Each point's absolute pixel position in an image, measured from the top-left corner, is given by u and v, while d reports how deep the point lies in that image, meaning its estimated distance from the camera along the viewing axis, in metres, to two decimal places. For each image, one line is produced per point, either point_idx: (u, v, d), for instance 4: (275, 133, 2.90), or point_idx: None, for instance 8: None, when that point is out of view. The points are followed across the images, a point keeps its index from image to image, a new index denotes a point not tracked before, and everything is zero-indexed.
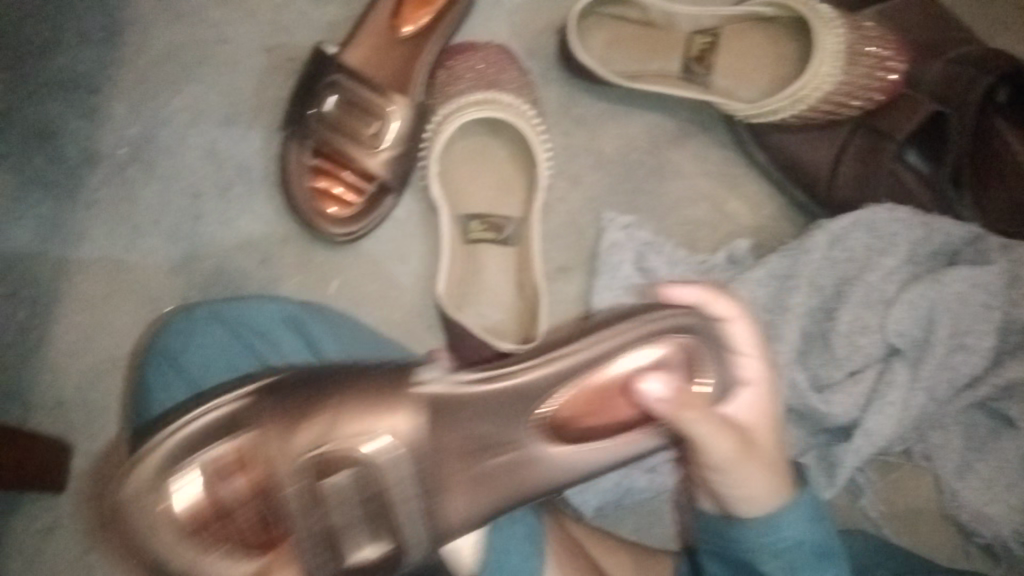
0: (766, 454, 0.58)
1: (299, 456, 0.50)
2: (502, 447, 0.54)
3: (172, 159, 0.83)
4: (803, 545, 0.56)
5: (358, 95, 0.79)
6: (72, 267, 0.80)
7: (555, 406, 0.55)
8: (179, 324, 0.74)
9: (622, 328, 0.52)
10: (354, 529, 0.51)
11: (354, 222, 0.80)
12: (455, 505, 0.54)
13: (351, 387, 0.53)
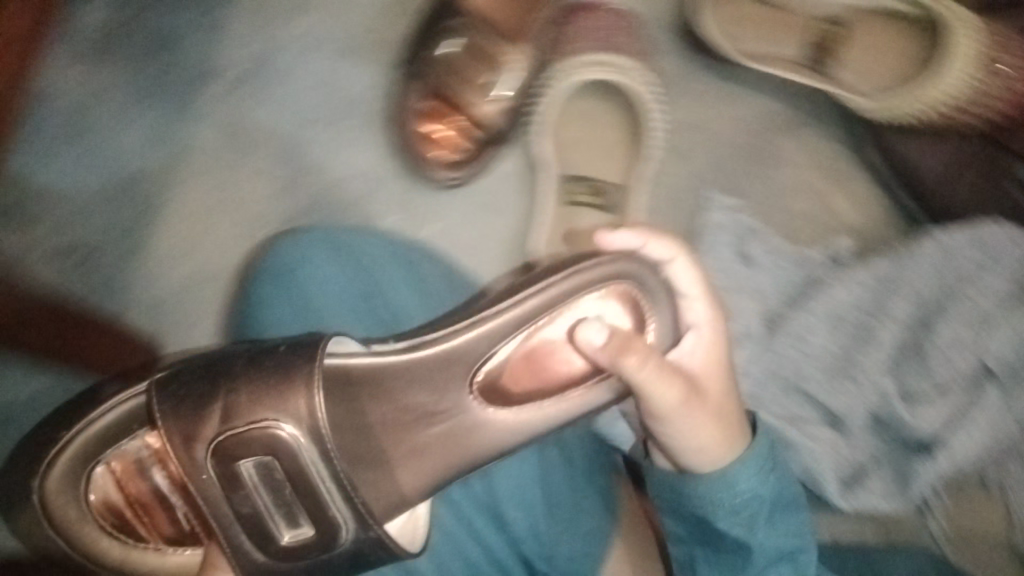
0: (718, 404, 0.59)
1: (201, 448, 0.51)
2: (437, 416, 0.54)
3: (283, 82, 0.83)
4: (760, 497, 0.59)
5: (483, 41, 0.79)
6: (178, 177, 0.81)
7: (492, 367, 0.54)
8: (291, 251, 0.73)
9: (550, 281, 0.52)
10: (270, 514, 0.51)
11: (461, 168, 0.80)
12: (399, 478, 0.54)
13: (251, 376, 0.52)
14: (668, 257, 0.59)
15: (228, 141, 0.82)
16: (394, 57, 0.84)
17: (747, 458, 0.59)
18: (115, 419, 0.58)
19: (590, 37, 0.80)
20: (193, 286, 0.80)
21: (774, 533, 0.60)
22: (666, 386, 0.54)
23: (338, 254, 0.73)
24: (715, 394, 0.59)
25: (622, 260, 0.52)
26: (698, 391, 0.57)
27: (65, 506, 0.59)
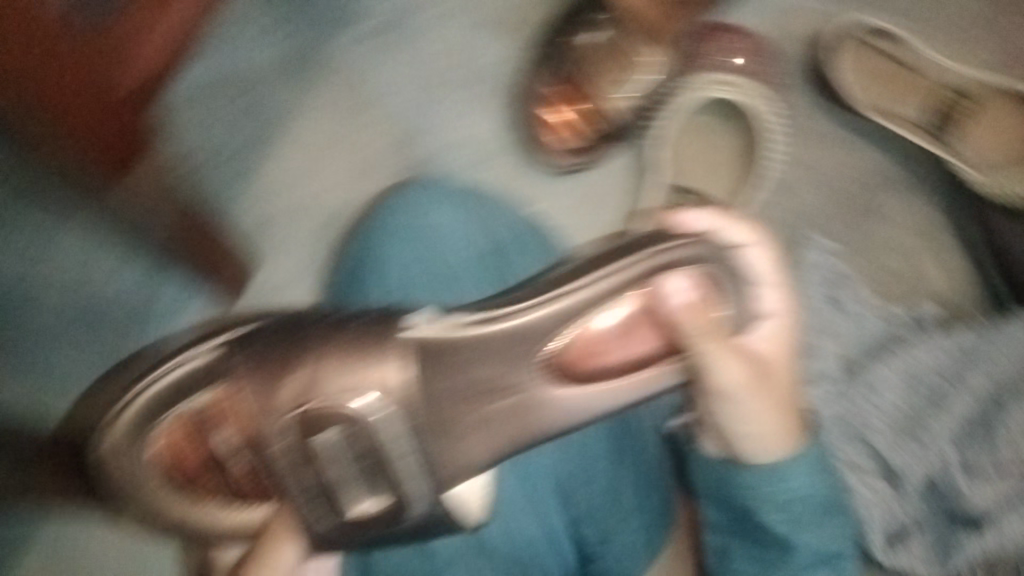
0: (782, 395, 0.58)
1: (280, 411, 0.53)
2: (507, 387, 0.54)
3: (418, 42, 0.84)
4: (811, 496, 0.59)
5: (617, 41, 0.82)
6: (300, 110, 0.82)
7: (566, 341, 0.54)
8: (408, 212, 0.74)
9: (623, 264, 0.52)
10: (350, 484, 0.52)
11: (574, 156, 0.82)
12: (469, 444, 0.54)
13: (332, 338, 0.53)
14: (742, 243, 0.57)
15: (357, 86, 0.83)
16: (534, 39, 0.85)
17: (803, 455, 0.59)
18: (178, 378, 0.57)
19: (721, 53, 0.80)
20: (299, 220, 0.81)
21: (817, 535, 0.59)
22: (731, 368, 0.55)
23: (454, 222, 0.74)
24: (781, 384, 0.59)
25: (698, 245, 0.53)
26: (764, 379, 0.57)
27: (126, 460, 0.58)
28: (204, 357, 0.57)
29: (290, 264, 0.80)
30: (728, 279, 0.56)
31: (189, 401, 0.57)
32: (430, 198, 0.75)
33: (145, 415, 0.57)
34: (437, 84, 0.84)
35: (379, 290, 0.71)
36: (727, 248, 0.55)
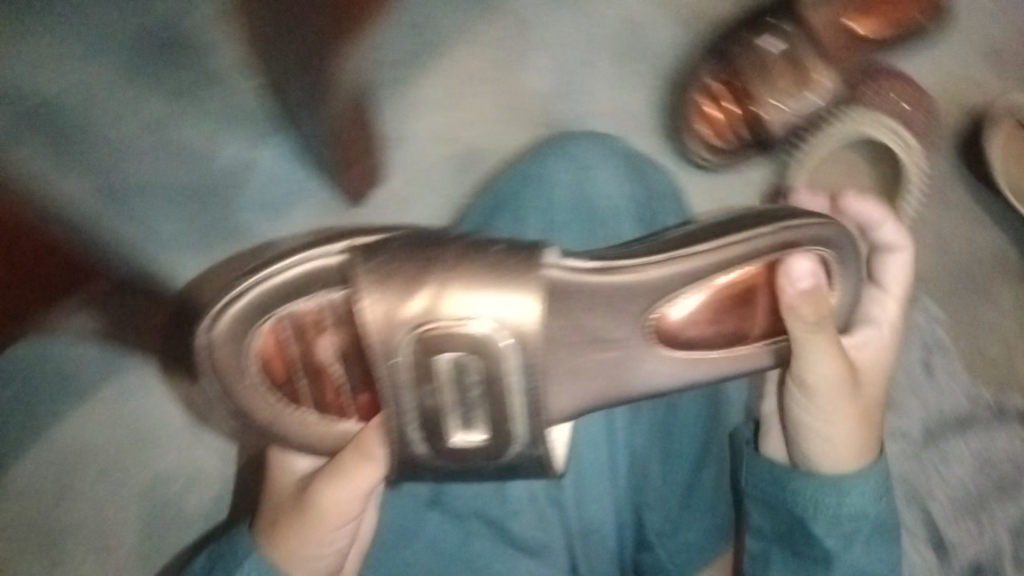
0: (863, 405, 0.58)
1: (404, 327, 0.49)
2: (614, 341, 0.52)
3: (591, 6, 0.82)
4: (868, 515, 0.58)
5: (797, 51, 0.78)
6: (453, 39, 0.80)
7: (685, 305, 0.53)
8: (570, 157, 0.72)
9: (755, 231, 0.53)
10: (454, 411, 0.50)
11: (720, 153, 0.80)
12: (569, 390, 0.53)
13: (470, 260, 0.49)
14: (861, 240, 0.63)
15: (522, 30, 0.81)
16: (707, 30, 0.82)
17: (869, 473, 0.58)
18: (303, 271, 0.51)
19: (887, 98, 0.79)
20: (435, 144, 0.79)
21: (863, 557, 0.58)
22: (830, 367, 0.55)
23: (616, 180, 0.71)
24: (865, 395, 0.59)
25: (832, 227, 0.54)
26: (852, 388, 0.57)
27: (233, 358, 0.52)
28: (324, 255, 0.51)
29: (412, 183, 0.79)
30: (850, 265, 0.56)
31: (298, 300, 0.51)
32: (597, 148, 0.72)
33: (254, 312, 0.51)
34: (599, 53, 0.82)
35: (525, 227, 0.70)
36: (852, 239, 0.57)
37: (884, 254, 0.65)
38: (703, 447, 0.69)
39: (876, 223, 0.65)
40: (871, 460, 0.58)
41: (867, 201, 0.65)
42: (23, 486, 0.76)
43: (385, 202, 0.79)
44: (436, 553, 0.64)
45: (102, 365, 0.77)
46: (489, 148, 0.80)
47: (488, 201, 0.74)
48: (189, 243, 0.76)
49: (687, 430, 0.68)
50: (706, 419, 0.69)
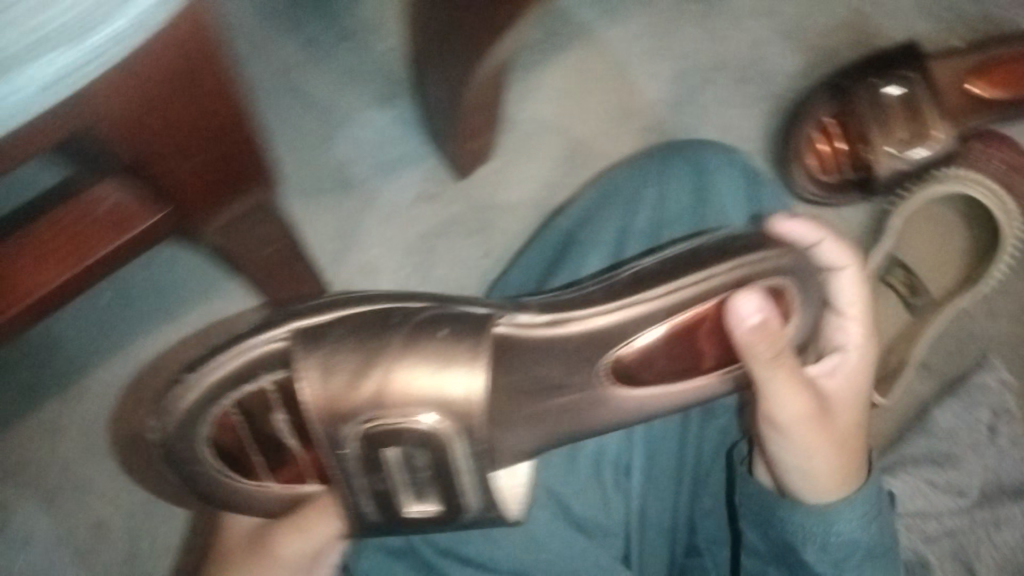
0: (840, 434, 0.56)
1: (354, 422, 0.49)
2: (567, 388, 0.52)
3: (721, 24, 0.84)
4: (863, 542, 0.56)
5: (919, 103, 0.79)
6: (587, 35, 0.81)
7: (632, 349, 0.52)
8: (685, 170, 0.72)
9: (711, 269, 0.50)
10: (402, 490, 0.52)
11: (821, 187, 0.81)
12: (516, 438, 0.53)
13: (414, 347, 0.50)
14: (837, 264, 0.58)
15: (650, 36, 0.82)
16: (825, 68, 0.84)
17: (862, 497, 0.56)
18: (243, 363, 0.49)
19: (991, 166, 0.81)
20: (541, 133, 0.80)
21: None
22: (800, 408, 0.53)
23: (732, 188, 0.71)
24: (840, 423, 0.57)
25: (792, 256, 0.51)
26: (825, 416, 0.55)
27: (190, 449, 0.51)
28: (265, 343, 0.49)
29: (518, 164, 0.79)
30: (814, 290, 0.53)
31: (240, 392, 0.49)
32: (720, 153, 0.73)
33: (202, 406, 0.49)
34: (716, 70, 0.83)
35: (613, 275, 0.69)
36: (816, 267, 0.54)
37: (835, 274, 0.58)
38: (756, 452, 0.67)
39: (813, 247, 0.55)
40: (859, 485, 0.57)
41: (796, 221, 0.55)
42: (72, 406, 0.73)
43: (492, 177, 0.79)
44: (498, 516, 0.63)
45: (174, 297, 0.75)
46: (595, 144, 0.80)
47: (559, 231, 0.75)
48: (297, 192, 0.77)
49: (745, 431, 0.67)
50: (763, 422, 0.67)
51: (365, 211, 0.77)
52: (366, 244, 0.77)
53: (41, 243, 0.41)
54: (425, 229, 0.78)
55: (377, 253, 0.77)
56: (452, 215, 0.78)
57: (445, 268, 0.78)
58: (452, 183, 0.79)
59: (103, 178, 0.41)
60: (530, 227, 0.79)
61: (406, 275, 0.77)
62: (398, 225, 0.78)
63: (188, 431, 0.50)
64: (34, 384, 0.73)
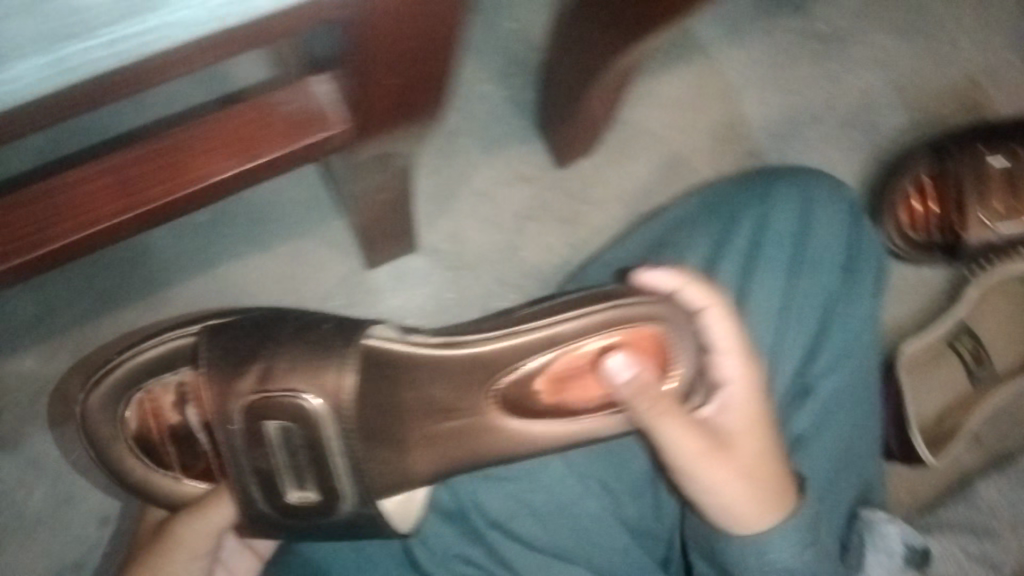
0: (745, 463, 0.55)
1: (238, 399, 0.53)
2: (458, 411, 0.55)
3: (840, 68, 0.85)
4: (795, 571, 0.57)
5: (1020, 180, 0.81)
6: (710, 54, 0.83)
7: (515, 381, 0.55)
8: (787, 201, 0.69)
9: (576, 315, 0.53)
10: (284, 475, 0.54)
11: (908, 243, 0.81)
12: (412, 458, 0.56)
13: (295, 339, 0.54)
14: (701, 306, 0.57)
15: (768, 66, 0.83)
16: (931, 130, 0.85)
17: (800, 525, 0.57)
18: (155, 354, 0.58)
19: None
20: (644, 140, 0.81)
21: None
22: (686, 445, 0.54)
23: (836, 229, 0.69)
24: (743, 451, 0.56)
25: (661, 304, 0.54)
26: (726, 448, 0.56)
27: (106, 424, 0.59)
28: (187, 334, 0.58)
29: (621, 168, 0.80)
30: (689, 339, 0.55)
31: (163, 376, 0.58)
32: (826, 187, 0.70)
33: (130, 380, 0.58)
34: (825, 109, 0.84)
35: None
36: (690, 316, 0.56)
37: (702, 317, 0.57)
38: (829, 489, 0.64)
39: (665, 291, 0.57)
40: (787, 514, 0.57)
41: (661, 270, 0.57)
42: (147, 311, 0.73)
43: (593, 174, 0.80)
44: (540, 489, 0.63)
45: (267, 226, 0.76)
46: (696, 160, 0.81)
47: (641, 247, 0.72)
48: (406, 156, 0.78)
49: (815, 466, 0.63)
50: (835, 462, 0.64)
51: (463, 179, 0.79)
52: (459, 213, 0.78)
53: (218, 136, 0.43)
54: (517, 209, 0.79)
55: (468, 222, 0.78)
56: (545, 200, 0.79)
57: (531, 252, 0.79)
58: (552, 170, 0.80)
59: (293, 87, 0.43)
60: (618, 227, 0.80)
61: (491, 249, 0.79)
62: (493, 200, 0.79)
63: (109, 410, 0.59)
64: (115, 283, 0.73)
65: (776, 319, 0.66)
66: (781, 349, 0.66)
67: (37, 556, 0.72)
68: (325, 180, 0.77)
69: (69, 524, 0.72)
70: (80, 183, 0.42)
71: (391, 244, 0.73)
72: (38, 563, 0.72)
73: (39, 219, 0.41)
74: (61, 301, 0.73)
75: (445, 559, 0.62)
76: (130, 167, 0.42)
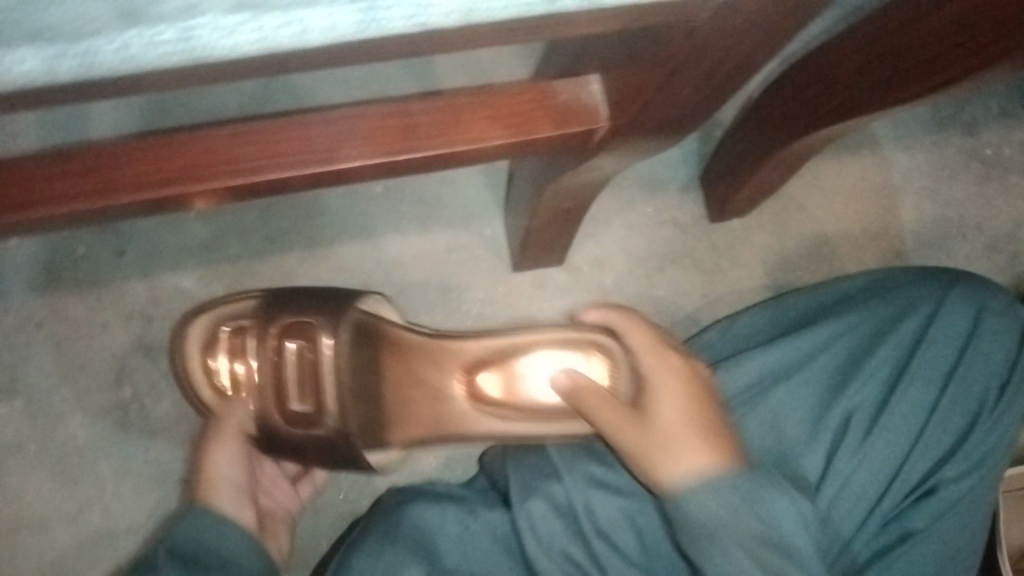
0: (669, 427, 0.57)
1: (273, 332, 0.62)
2: (435, 390, 0.63)
3: (998, 193, 0.87)
4: (722, 527, 0.52)
5: None
6: (877, 152, 0.86)
7: (491, 376, 0.64)
8: (954, 312, 0.67)
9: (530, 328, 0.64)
10: (292, 392, 0.62)
11: None
12: (398, 424, 0.63)
13: (315, 295, 0.63)
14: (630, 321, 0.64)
15: (930, 175, 0.86)
16: None
17: (741, 483, 0.53)
18: (226, 307, 0.65)
19: None
20: (796, 215, 0.84)
21: (736, 561, 0.51)
22: (613, 414, 0.58)
23: (1003, 340, 0.66)
24: (669, 420, 0.57)
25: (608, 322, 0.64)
26: (654, 417, 0.58)
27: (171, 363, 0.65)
28: (230, 304, 0.66)
29: (769, 236, 0.83)
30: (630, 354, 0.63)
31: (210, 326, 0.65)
32: (1004, 308, 0.67)
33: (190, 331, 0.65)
34: (976, 230, 0.86)
35: (818, 437, 0.64)
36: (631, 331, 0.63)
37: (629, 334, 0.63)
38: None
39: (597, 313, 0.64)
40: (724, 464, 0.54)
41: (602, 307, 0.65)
42: (307, 261, 0.78)
43: (740, 235, 0.83)
44: (636, 499, 0.62)
45: (431, 211, 0.80)
46: (844, 247, 0.84)
47: (773, 326, 0.73)
48: None
49: (918, 571, 0.62)
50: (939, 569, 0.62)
51: (618, 211, 0.82)
52: (606, 241, 0.82)
53: (498, 106, 0.46)
54: (662, 251, 0.82)
55: (613, 252, 0.82)
56: (690, 249, 0.83)
57: (666, 294, 0.82)
58: (703, 222, 0.83)
59: (575, 79, 0.46)
60: (754, 290, 0.83)
61: (631, 282, 0.81)
62: (642, 236, 0.82)
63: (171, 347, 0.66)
64: (284, 228, 0.79)
65: (884, 407, 0.65)
66: (919, 450, 0.64)
67: (151, 460, 0.76)
68: (495, 181, 0.81)
69: (184, 440, 0.76)
70: (370, 119, 0.45)
71: (546, 255, 0.77)
72: (150, 466, 0.76)
73: (281, 150, 0.45)
74: (233, 233, 0.78)
75: (548, 548, 0.60)
76: (417, 117, 0.45)
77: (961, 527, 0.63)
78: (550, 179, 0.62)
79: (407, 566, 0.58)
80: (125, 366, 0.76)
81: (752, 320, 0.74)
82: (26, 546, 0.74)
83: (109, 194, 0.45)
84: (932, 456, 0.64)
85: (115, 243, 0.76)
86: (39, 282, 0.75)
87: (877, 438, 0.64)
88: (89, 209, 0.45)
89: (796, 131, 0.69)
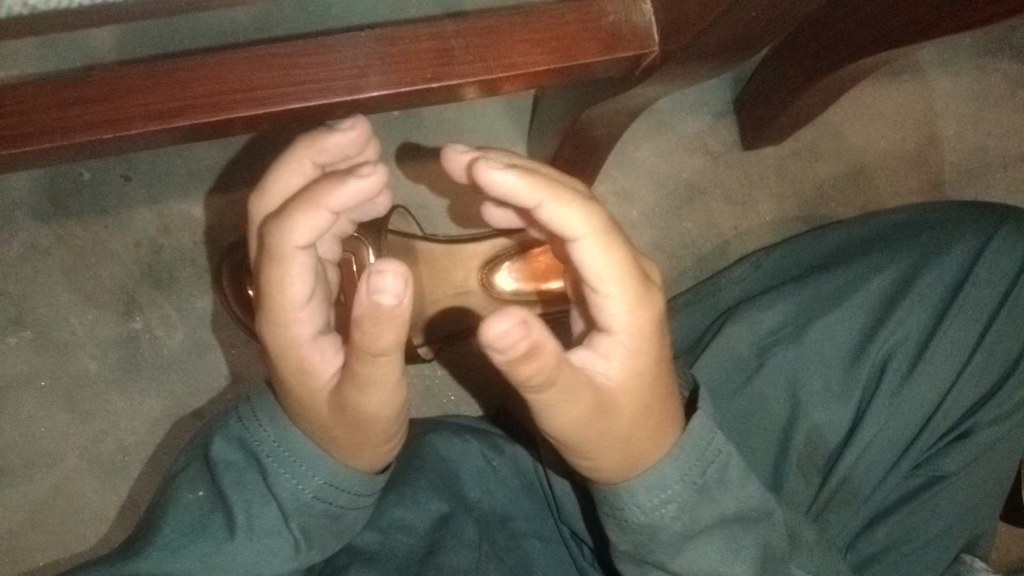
0: (619, 430, 0.43)
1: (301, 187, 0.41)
2: (455, 290, 0.73)
3: None
4: (665, 531, 0.44)
5: None
6: (918, 77, 0.82)
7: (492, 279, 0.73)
8: (1003, 246, 0.63)
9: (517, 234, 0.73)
10: None
11: None
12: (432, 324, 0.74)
13: None
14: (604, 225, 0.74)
15: (971, 103, 0.82)
16: None
17: (686, 467, 0.44)
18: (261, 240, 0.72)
19: None
20: (832, 144, 0.80)
21: (690, 554, 0.45)
22: (569, 399, 0.40)
23: None
24: (628, 416, 0.43)
25: None
26: (610, 412, 0.42)
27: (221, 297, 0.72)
28: None
29: (802, 166, 0.80)
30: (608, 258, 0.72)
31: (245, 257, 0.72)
32: None
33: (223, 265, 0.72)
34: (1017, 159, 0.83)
35: (853, 385, 0.62)
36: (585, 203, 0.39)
37: (573, 248, 0.39)
38: (947, 541, 0.61)
39: (475, 157, 0.39)
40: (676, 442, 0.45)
41: (513, 169, 0.37)
42: None
43: (774, 164, 0.80)
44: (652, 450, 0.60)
45: (450, 136, 0.76)
46: (881, 176, 0.81)
47: (798, 265, 0.72)
48: None
49: (942, 517, 0.61)
50: (963, 511, 0.62)
51: (645, 137, 0.78)
52: (633, 169, 0.78)
53: (539, 29, 0.42)
54: (692, 180, 0.79)
55: (640, 179, 0.78)
56: (720, 177, 0.79)
57: (697, 224, 0.78)
58: (735, 150, 0.80)
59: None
60: (788, 219, 0.80)
61: (660, 212, 0.78)
62: (672, 162, 0.78)
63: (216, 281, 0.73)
64: None
65: (914, 352, 0.62)
66: (947, 396, 0.61)
67: (164, 393, 0.74)
68: (518, 106, 0.77)
69: (198, 372, 0.74)
70: (400, 42, 0.42)
71: None
72: (163, 400, 0.74)
73: (282, 80, 0.41)
74: (244, 158, 0.74)
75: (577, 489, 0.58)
76: (452, 40, 0.42)
77: (984, 471, 0.61)
78: (579, 106, 0.58)
79: (431, 501, 0.57)
80: (135, 297, 0.73)
81: (780, 255, 0.72)
82: (41, 478, 0.72)
83: (84, 129, 0.40)
84: (965, 402, 0.62)
85: (121, 169, 0.73)
86: (43, 209, 0.72)
87: (915, 382, 0.61)
88: (63, 148, 0.40)
89: (829, 65, 0.64)
